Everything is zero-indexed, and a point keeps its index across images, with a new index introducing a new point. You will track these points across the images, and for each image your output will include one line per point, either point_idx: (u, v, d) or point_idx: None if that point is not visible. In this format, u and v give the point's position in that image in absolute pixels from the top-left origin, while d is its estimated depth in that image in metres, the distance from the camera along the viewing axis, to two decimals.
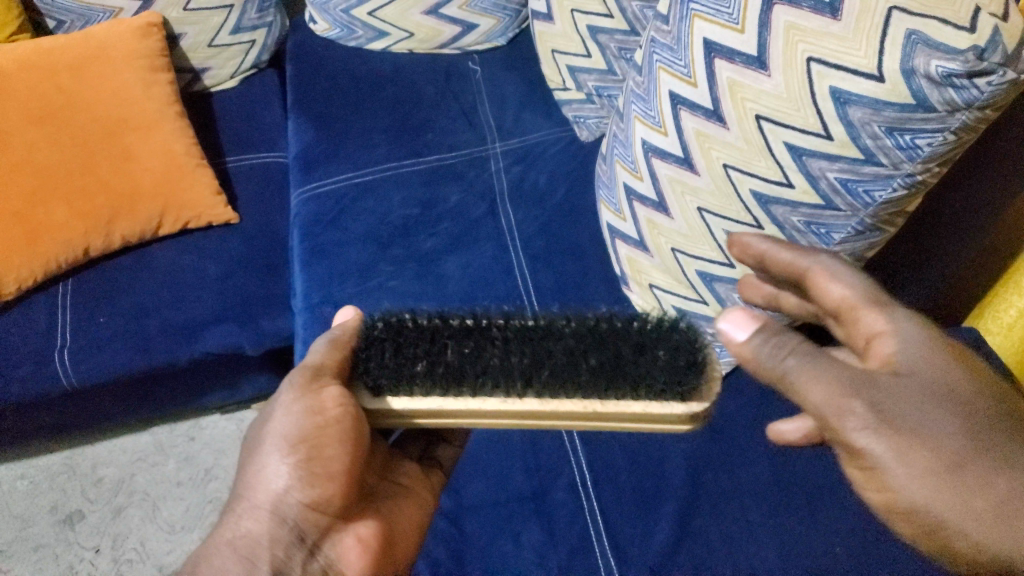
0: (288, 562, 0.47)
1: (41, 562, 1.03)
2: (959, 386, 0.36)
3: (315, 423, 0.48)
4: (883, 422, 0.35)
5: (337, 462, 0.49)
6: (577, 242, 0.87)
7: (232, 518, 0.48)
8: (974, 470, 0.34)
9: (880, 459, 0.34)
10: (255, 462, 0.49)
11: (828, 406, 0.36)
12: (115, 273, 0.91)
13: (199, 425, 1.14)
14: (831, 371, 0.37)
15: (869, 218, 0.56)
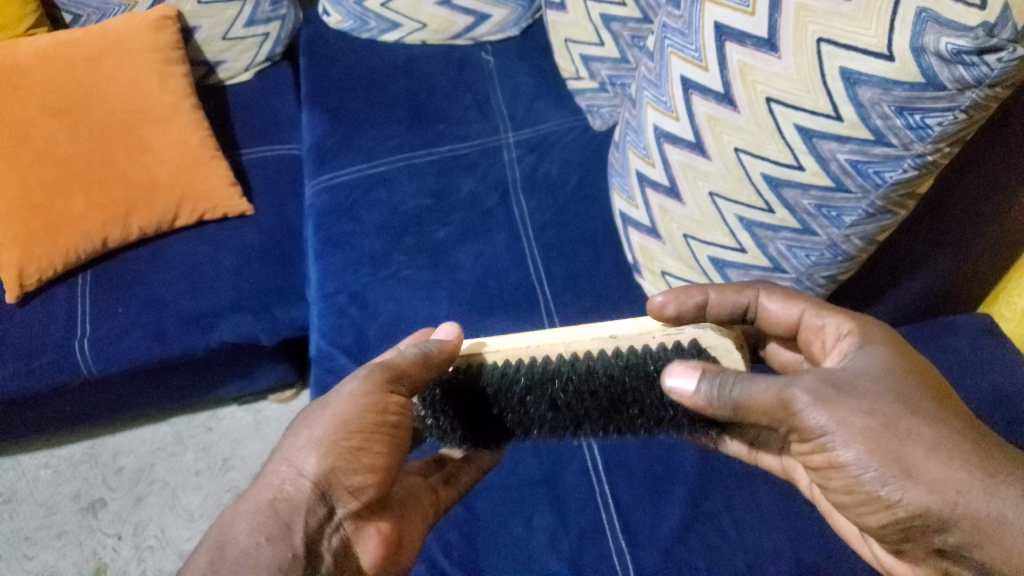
0: (318, 534, 0.50)
1: (65, 549, 1.05)
2: (886, 380, 0.46)
3: (376, 418, 0.52)
4: (821, 402, 0.45)
5: (383, 457, 0.53)
6: (590, 229, 0.87)
7: (271, 480, 0.50)
8: (895, 432, 0.43)
9: (817, 431, 0.45)
10: (305, 436, 0.52)
11: (777, 400, 0.46)
12: (134, 264, 0.93)
13: (216, 415, 1.15)
14: (765, 380, 0.47)
15: (880, 200, 0.56)
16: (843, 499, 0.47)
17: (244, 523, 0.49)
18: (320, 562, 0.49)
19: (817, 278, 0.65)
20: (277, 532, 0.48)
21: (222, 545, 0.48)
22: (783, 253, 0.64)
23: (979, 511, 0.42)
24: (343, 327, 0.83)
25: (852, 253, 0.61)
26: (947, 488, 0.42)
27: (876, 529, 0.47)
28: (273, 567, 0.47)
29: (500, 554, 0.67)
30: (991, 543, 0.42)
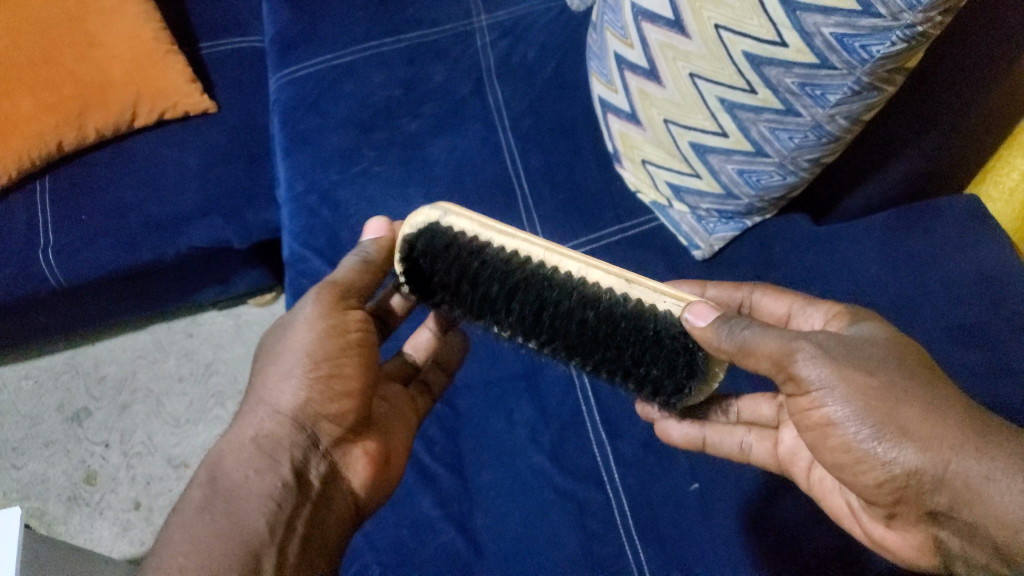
0: (305, 462, 0.51)
1: (53, 457, 1.06)
2: (889, 346, 0.47)
3: (342, 339, 0.53)
4: (824, 356, 0.46)
5: (355, 378, 0.53)
6: (568, 117, 0.83)
7: (250, 420, 0.51)
8: (896, 391, 0.44)
9: (817, 384, 0.45)
10: (278, 370, 0.52)
11: (783, 349, 0.47)
12: (95, 168, 0.90)
13: (196, 321, 1.14)
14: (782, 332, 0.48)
15: (865, 77, 0.53)
16: (839, 460, 0.47)
17: (231, 458, 0.49)
18: (311, 488, 0.51)
19: (801, 161, 0.63)
20: (266, 463, 0.49)
21: (214, 478, 0.47)
22: (766, 136, 0.61)
23: (969, 471, 0.42)
24: (315, 229, 0.81)
25: (836, 134, 0.59)
26: (941, 448, 0.42)
27: (868, 490, 0.47)
28: (269, 495, 0.47)
29: (482, 451, 0.68)
30: (979, 502, 0.42)
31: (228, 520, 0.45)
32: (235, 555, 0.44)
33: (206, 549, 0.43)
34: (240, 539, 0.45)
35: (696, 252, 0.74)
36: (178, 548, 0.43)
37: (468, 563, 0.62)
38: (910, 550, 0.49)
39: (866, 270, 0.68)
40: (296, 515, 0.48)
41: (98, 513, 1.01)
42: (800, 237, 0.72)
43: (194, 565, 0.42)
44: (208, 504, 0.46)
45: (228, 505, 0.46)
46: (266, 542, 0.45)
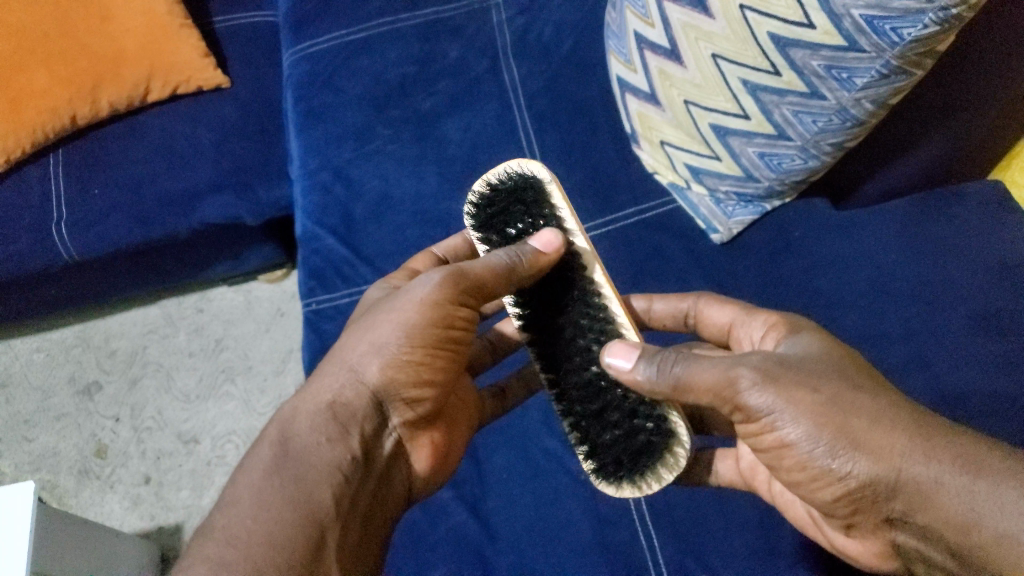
0: (372, 440, 0.52)
1: (64, 430, 1.06)
2: (826, 361, 0.47)
3: (444, 332, 0.53)
4: (765, 381, 0.45)
5: (441, 371, 0.54)
6: (586, 94, 0.81)
7: (330, 383, 0.52)
8: (841, 406, 0.43)
9: (765, 408, 0.45)
10: (372, 341, 0.52)
11: (722, 379, 0.46)
12: (108, 142, 0.90)
13: (207, 296, 1.14)
14: (712, 363, 0.47)
15: (895, 60, 0.51)
16: (796, 478, 0.47)
17: (305, 421, 0.49)
18: (373, 465, 0.52)
19: (824, 145, 0.61)
20: (338, 432, 0.50)
21: (285, 440, 0.48)
22: (789, 120, 0.60)
23: (919, 476, 0.41)
24: (328, 207, 0.81)
25: (861, 118, 0.57)
26: (891, 456, 0.42)
27: (825, 505, 0.47)
28: (335, 468, 0.48)
29: (495, 433, 0.68)
30: (933, 505, 0.41)
31: (296, 489, 0.46)
32: (301, 529, 0.44)
33: (273, 518, 0.44)
34: (306, 510, 0.45)
35: (714, 235, 0.72)
36: (246, 515, 0.43)
37: (480, 547, 0.63)
38: (871, 557, 0.49)
39: (886, 255, 0.67)
40: (358, 490, 0.49)
41: (108, 487, 1.01)
42: (820, 221, 0.70)
43: (262, 538, 0.42)
44: (276, 469, 0.46)
45: (298, 468, 0.47)
46: (330, 519, 0.45)
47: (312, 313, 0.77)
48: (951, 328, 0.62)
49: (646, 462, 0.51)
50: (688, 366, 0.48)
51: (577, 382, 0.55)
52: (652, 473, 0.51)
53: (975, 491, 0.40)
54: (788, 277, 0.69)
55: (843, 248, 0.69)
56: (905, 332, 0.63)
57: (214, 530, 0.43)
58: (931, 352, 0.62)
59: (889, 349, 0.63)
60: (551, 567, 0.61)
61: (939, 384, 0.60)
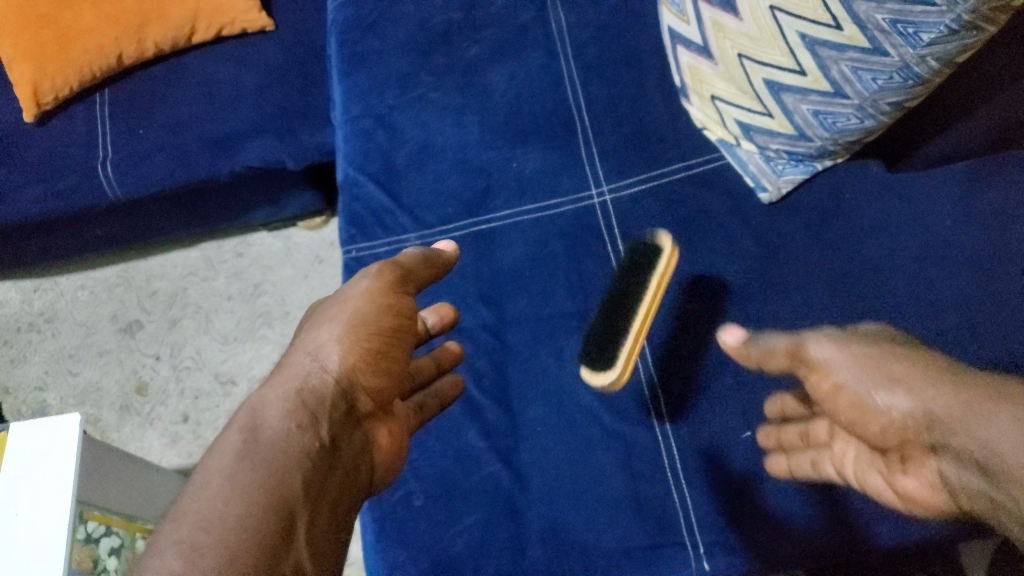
0: (342, 428, 0.49)
1: (107, 366, 1.09)
2: (892, 339, 0.55)
3: (390, 321, 0.55)
4: (837, 339, 0.55)
5: (396, 360, 0.55)
6: (635, 46, 0.79)
7: (295, 372, 0.50)
8: (889, 355, 0.52)
9: (830, 356, 0.54)
10: (332, 330, 0.53)
11: (795, 340, 0.57)
12: (153, 83, 0.90)
13: (246, 242, 1.14)
14: (811, 340, 0.56)
15: (966, 15, 0.49)
16: (853, 420, 0.53)
17: (275, 408, 0.47)
18: (344, 453, 0.49)
19: (882, 105, 0.59)
20: (309, 414, 0.47)
21: (254, 426, 0.46)
22: (847, 77, 0.58)
23: (948, 405, 0.47)
24: (370, 153, 0.80)
25: (924, 77, 0.55)
26: (927, 392, 0.48)
27: (879, 436, 0.52)
28: (305, 452, 0.45)
29: (531, 388, 0.68)
30: (963, 427, 0.45)
31: (267, 472, 0.43)
32: (272, 511, 0.41)
33: (245, 502, 0.41)
34: (278, 488, 0.42)
35: (763, 194, 0.69)
36: (217, 499, 0.41)
37: (512, 498, 0.64)
38: (928, 496, 0.50)
39: (940, 220, 0.65)
40: (329, 475, 0.46)
41: (149, 423, 1.04)
42: (873, 182, 0.68)
43: (235, 522, 0.40)
44: (247, 454, 0.44)
45: (273, 447, 0.44)
46: (301, 501, 0.43)
47: (352, 260, 0.77)
48: (1001, 298, 0.60)
49: (607, 356, 0.61)
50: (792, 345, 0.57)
51: (596, 335, 0.62)
52: (608, 364, 0.61)
53: (999, 418, 0.44)
54: (837, 237, 0.67)
55: (896, 211, 0.66)
56: (957, 300, 0.62)
57: (186, 515, 0.41)
58: (980, 323, 0.60)
59: (939, 316, 0.61)
60: (583, 521, 0.62)
61: (984, 355, 0.59)
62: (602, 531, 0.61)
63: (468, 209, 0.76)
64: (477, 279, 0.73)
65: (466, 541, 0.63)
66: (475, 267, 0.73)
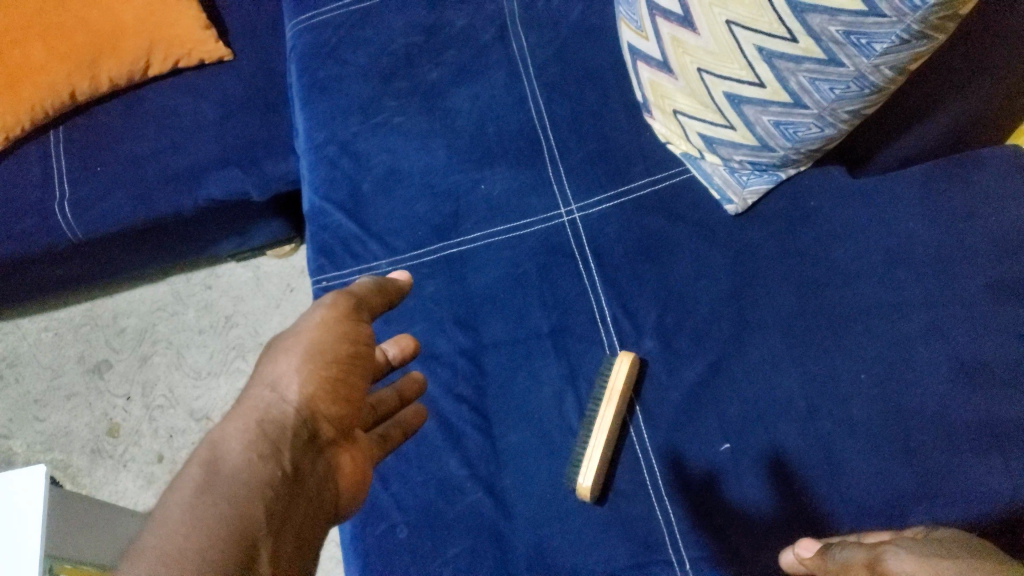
0: (305, 457, 0.48)
1: (76, 409, 1.07)
2: (966, 547, 0.48)
3: (348, 347, 0.53)
4: (913, 554, 0.47)
5: (356, 387, 0.54)
6: (596, 62, 0.79)
7: (256, 402, 0.49)
8: (961, 568, 0.44)
9: (904, 568, 0.46)
10: (290, 357, 0.51)
11: (869, 552, 0.49)
12: (110, 119, 0.89)
13: (215, 273, 1.13)
14: (880, 546, 0.49)
15: (916, 24, 0.50)
16: None
17: (236, 440, 0.46)
18: (307, 480, 0.47)
19: (841, 113, 0.60)
20: (268, 445, 0.46)
21: (215, 459, 0.45)
22: (805, 87, 0.59)
23: None
24: (336, 181, 0.80)
25: (880, 85, 0.56)
26: None
27: None
28: (264, 483, 0.44)
29: (511, 411, 0.68)
30: None
31: (228, 505, 0.42)
32: (233, 541, 0.40)
33: (204, 536, 0.40)
34: (239, 520, 0.42)
35: (729, 206, 0.70)
36: (177, 531, 0.40)
37: (496, 525, 0.63)
38: None
39: (905, 222, 0.65)
40: (291, 504, 0.45)
41: (122, 465, 1.02)
42: (837, 189, 0.68)
43: (194, 555, 0.39)
44: (207, 487, 0.43)
45: (233, 479, 0.44)
46: (262, 532, 0.42)
47: (323, 291, 0.76)
48: (968, 297, 0.61)
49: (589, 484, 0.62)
50: (862, 552, 0.50)
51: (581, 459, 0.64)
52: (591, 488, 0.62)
53: None
54: (806, 246, 0.67)
55: (860, 216, 0.67)
56: (924, 300, 0.62)
57: (144, 549, 0.40)
58: (949, 322, 0.61)
59: (908, 318, 0.62)
60: (569, 545, 0.62)
61: (955, 355, 0.60)
62: (588, 554, 0.61)
63: (438, 234, 0.75)
64: (450, 304, 0.72)
65: (452, 572, 0.62)
66: (447, 291, 0.73)
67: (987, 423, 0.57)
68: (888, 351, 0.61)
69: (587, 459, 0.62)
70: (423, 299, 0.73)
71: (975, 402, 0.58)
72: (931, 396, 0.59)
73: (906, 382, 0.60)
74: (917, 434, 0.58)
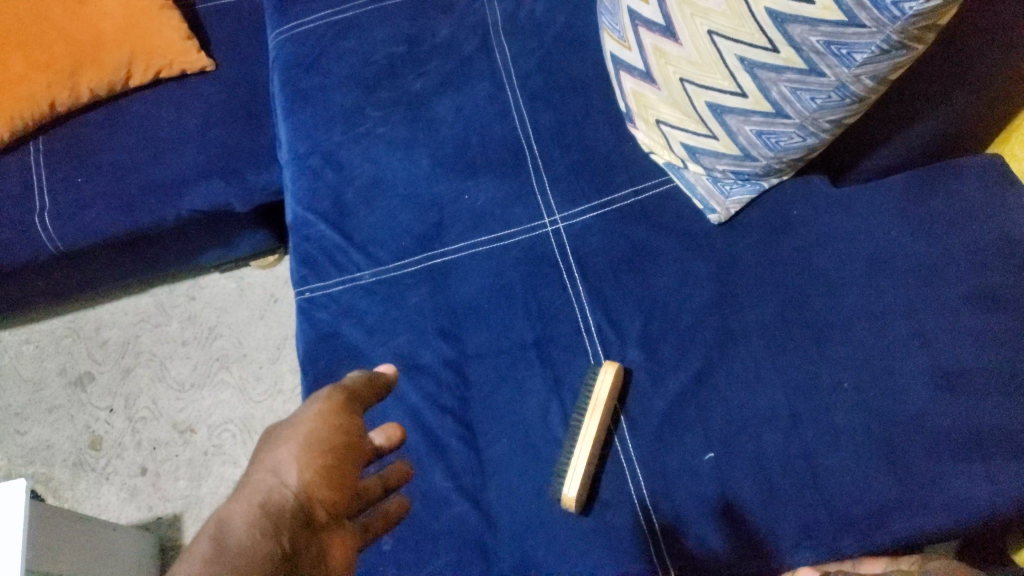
0: (304, 543, 0.43)
1: (57, 422, 1.06)
2: None
3: (345, 438, 0.49)
4: None
5: (353, 477, 0.49)
6: (579, 73, 0.79)
7: (256, 484, 0.45)
8: None
9: None
10: (291, 442, 0.47)
11: None
12: (91, 130, 0.88)
13: (199, 284, 1.13)
14: None
15: (896, 34, 0.50)
16: None
17: (240, 518, 0.42)
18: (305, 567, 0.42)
19: (822, 123, 0.60)
20: (269, 528, 0.42)
21: (219, 535, 0.41)
22: (787, 97, 0.59)
23: None
24: (319, 191, 0.79)
25: (861, 94, 0.56)
26: None
27: None
28: (269, 563, 0.40)
29: (495, 423, 0.67)
30: None
31: None
32: None
33: None
34: None
35: (712, 216, 0.70)
36: None
37: (481, 538, 0.63)
38: None
39: (886, 231, 0.65)
40: None
41: (104, 479, 1.01)
42: (819, 199, 0.69)
43: None
44: (215, 559, 0.39)
45: (233, 561, 0.39)
46: None
47: (306, 302, 0.76)
48: (949, 306, 0.61)
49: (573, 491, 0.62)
50: None
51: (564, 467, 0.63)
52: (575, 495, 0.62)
53: None
54: (788, 255, 0.67)
55: (842, 226, 0.67)
56: (906, 309, 0.62)
57: None
58: (932, 331, 0.61)
59: (891, 327, 0.62)
60: (554, 556, 0.62)
61: (937, 362, 0.60)
62: (573, 565, 0.61)
63: (421, 244, 0.75)
64: (434, 315, 0.72)
65: None
66: (431, 302, 0.72)
67: (969, 431, 0.57)
68: (870, 359, 0.62)
69: (573, 468, 0.61)
70: (407, 310, 0.72)
71: (955, 411, 0.58)
72: (913, 404, 0.59)
73: (888, 390, 0.60)
74: (900, 442, 0.58)
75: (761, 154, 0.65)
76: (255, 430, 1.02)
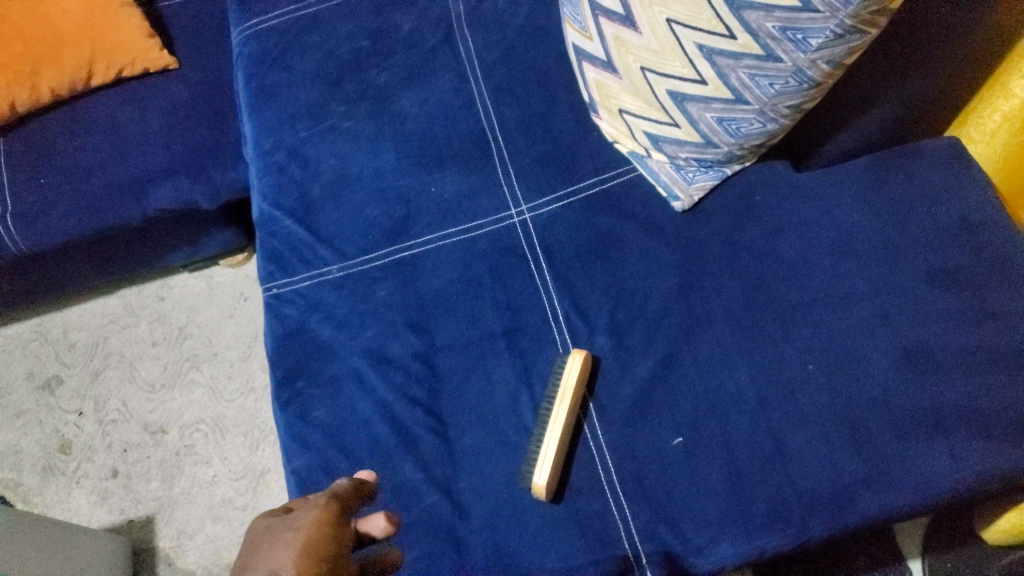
0: None
1: (25, 427, 1.04)
2: None
3: (340, 545, 0.47)
4: None
5: None
6: (542, 64, 0.80)
7: None
8: None
9: None
10: (290, 545, 0.45)
11: None
12: (52, 130, 0.87)
13: (168, 284, 1.12)
14: None
15: (848, 19, 0.51)
16: None
17: None
18: None
19: (781, 108, 0.61)
20: None
21: None
22: (746, 83, 0.59)
23: None
24: (284, 187, 0.79)
25: (817, 79, 0.57)
26: None
27: None
28: None
29: (465, 413, 0.68)
30: None
31: None
32: None
33: None
34: None
35: (676, 203, 0.70)
36: None
37: (453, 528, 0.63)
38: None
39: (846, 214, 0.66)
40: None
41: (74, 482, 1.00)
42: (780, 184, 0.70)
43: None
44: None
45: None
46: None
47: (274, 298, 0.75)
48: (909, 287, 0.63)
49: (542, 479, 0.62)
50: None
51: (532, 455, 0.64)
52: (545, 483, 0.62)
53: None
54: (751, 240, 0.68)
55: (803, 209, 0.68)
56: (867, 290, 0.63)
57: None
58: (894, 312, 0.62)
59: (853, 309, 0.63)
60: (526, 544, 0.62)
61: (897, 341, 0.61)
62: (545, 552, 0.62)
63: (388, 237, 0.75)
64: (403, 308, 0.72)
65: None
66: (399, 295, 0.73)
67: (931, 410, 0.59)
68: (832, 340, 0.63)
69: (543, 454, 0.62)
70: (375, 304, 0.72)
71: (915, 389, 0.59)
72: (875, 384, 0.60)
73: (850, 370, 0.61)
74: (863, 421, 0.59)
75: (723, 141, 0.66)
76: (228, 430, 1.01)
